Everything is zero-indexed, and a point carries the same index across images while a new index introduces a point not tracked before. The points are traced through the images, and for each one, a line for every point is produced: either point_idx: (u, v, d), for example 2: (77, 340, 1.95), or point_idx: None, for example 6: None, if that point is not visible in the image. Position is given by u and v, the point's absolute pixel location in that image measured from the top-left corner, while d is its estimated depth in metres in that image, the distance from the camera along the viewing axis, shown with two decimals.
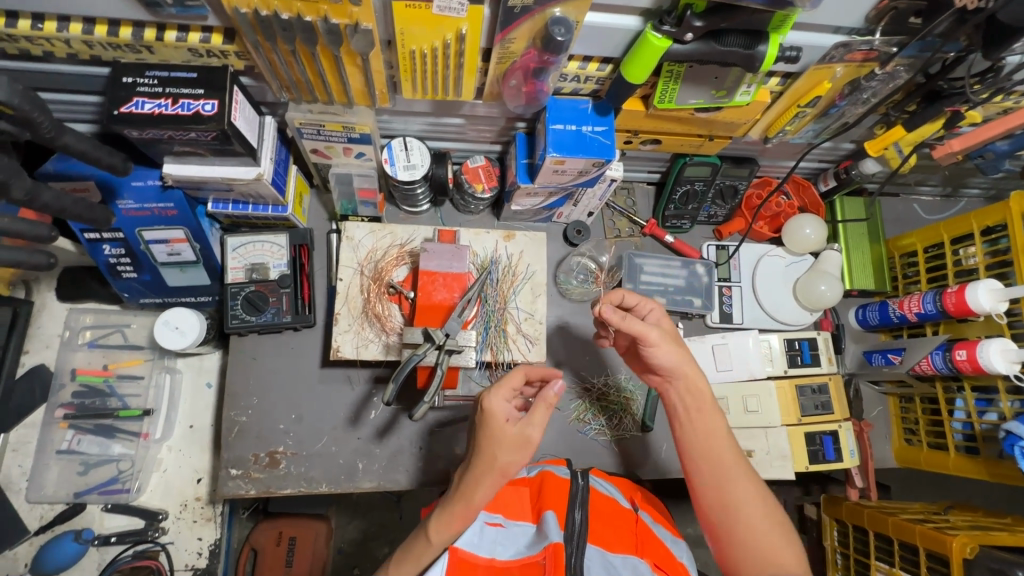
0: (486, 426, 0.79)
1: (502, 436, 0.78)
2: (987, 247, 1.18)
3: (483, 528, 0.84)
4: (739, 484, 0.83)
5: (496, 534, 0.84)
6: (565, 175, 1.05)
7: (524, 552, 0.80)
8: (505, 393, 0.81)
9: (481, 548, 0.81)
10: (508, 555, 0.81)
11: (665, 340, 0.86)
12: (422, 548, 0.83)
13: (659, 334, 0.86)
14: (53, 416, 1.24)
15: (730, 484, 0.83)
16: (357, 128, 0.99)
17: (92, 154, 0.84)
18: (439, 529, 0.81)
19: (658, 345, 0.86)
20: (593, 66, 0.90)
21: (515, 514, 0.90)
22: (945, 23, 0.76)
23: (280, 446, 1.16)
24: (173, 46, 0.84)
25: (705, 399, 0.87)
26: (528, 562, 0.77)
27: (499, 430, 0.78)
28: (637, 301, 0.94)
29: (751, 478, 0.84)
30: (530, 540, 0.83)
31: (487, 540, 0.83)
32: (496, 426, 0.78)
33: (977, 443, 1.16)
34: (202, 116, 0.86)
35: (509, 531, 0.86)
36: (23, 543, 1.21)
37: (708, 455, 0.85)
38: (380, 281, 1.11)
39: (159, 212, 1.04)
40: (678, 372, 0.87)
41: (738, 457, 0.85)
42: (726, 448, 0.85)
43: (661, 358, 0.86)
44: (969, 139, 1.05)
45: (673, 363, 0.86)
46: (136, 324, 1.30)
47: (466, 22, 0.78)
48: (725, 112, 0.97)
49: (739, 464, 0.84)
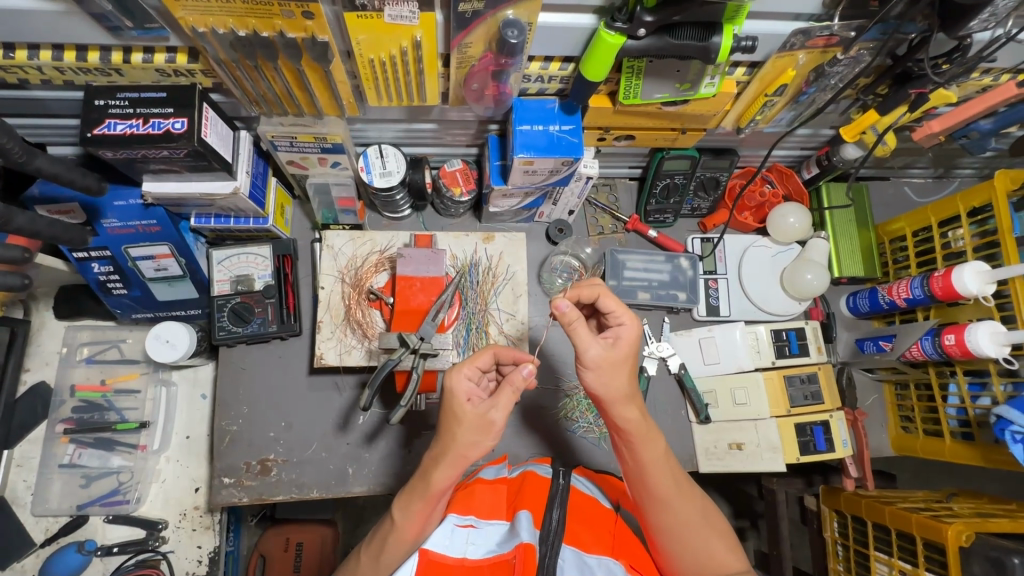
0: (446, 405, 0.77)
1: (462, 415, 0.76)
2: (975, 228, 1.16)
3: (455, 531, 0.84)
4: (679, 511, 0.82)
5: (468, 533, 0.84)
6: (537, 175, 1.06)
7: (496, 551, 0.80)
8: (467, 371, 0.80)
9: (452, 549, 0.81)
10: (479, 554, 0.81)
11: (605, 368, 0.77)
12: (388, 532, 0.82)
13: (600, 359, 0.77)
14: (54, 431, 1.28)
15: (670, 505, 0.82)
16: (329, 139, 1.00)
17: (66, 176, 0.87)
18: (404, 512, 0.80)
19: (593, 369, 0.78)
20: (555, 65, 0.91)
21: (489, 511, 0.88)
22: (900, 5, 0.76)
23: (271, 453, 1.17)
24: (141, 68, 0.87)
25: (639, 434, 0.81)
26: (498, 560, 0.77)
27: (460, 410, 0.76)
28: (612, 309, 0.82)
29: (693, 506, 0.83)
30: (502, 538, 0.82)
31: (459, 541, 0.83)
32: (456, 407, 0.76)
33: (972, 429, 1.14)
34: (173, 134, 0.88)
35: (482, 530, 0.85)
36: (30, 555, 1.25)
37: (646, 484, 0.82)
38: (360, 289, 1.12)
39: (143, 229, 1.06)
40: (606, 399, 0.79)
41: (680, 485, 0.83)
42: (667, 478, 0.82)
43: (593, 383, 0.79)
44: (949, 119, 1.02)
45: (607, 392, 0.79)
46: (131, 340, 1.33)
47: (420, 29, 0.79)
48: (692, 105, 0.96)
49: (680, 493, 0.83)
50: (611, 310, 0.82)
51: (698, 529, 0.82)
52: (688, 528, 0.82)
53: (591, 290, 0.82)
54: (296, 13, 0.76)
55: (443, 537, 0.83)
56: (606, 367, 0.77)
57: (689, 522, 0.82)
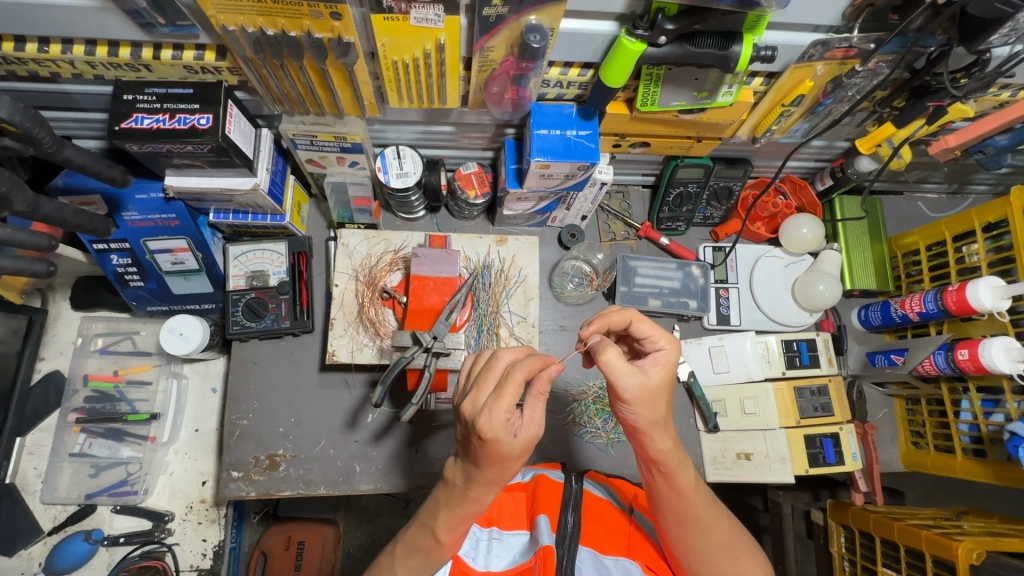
0: (489, 448, 0.69)
1: (513, 450, 0.69)
2: (989, 244, 1.15)
3: (480, 541, 0.87)
4: (707, 531, 0.83)
5: (492, 544, 0.86)
6: (552, 179, 1.07)
7: (517, 560, 0.82)
8: (504, 408, 0.68)
9: (477, 560, 0.83)
10: (503, 565, 0.82)
11: (643, 400, 0.75)
12: (430, 547, 0.80)
13: (637, 391, 0.75)
14: (65, 420, 1.29)
15: (697, 531, 0.82)
16: (348, 138, 1.02)
17: (93, 167, 0.89)
18: (449, 529, 0.78)
19: (631, 402, 0.75)
20: (574, 71, 0.92)
21: (511, 521, 0.91)
22: (921, 18, 0.76)
23: (280, 448, 1.18)
24: (170, 64, 0.89)
25: (672, 459, 0.80)
26: (521, 569, 0.79)
27: (510, 447, 0.69)
28: (647, 334, 0.81)
29: (721, 525, 0.84)
30: (524, 547, 0.84)
31: (483, 552, 0.85)
32: (505, 446, 0.69)
33: (984, 446, 1.13)
34: (198, 129, 0.89)
35: (505, 540, 0.87)
36: (38, 542, 1.25)
37: (674, 507, 0.82)
38: (373, 287, 1.13)
39: (163, 223, 1.09)
40: (640, 428, 0.79)
41: (709, 505, 0.84)
42: (697, 501, 0.82)
43: (630, 413, 0.77)
44: (965, 135, 1.03)
45: (641, 420, 0.78)
46: (145, 332, 1.35)
47: (445, 33, 0.80)
48: (709, 113, 0.97)
49: (709, 516, 0.83)
50: (645, 335, 0.81)
51: (725, 547, 0.83)
52: (717, 547, 0.82)
53: (622, 316, 0.82)
54: (324, 13, 0.77)
55: (469, 547, 0.86)
56: (645, 399, 0.75)
57: (716, 539, 0.83)
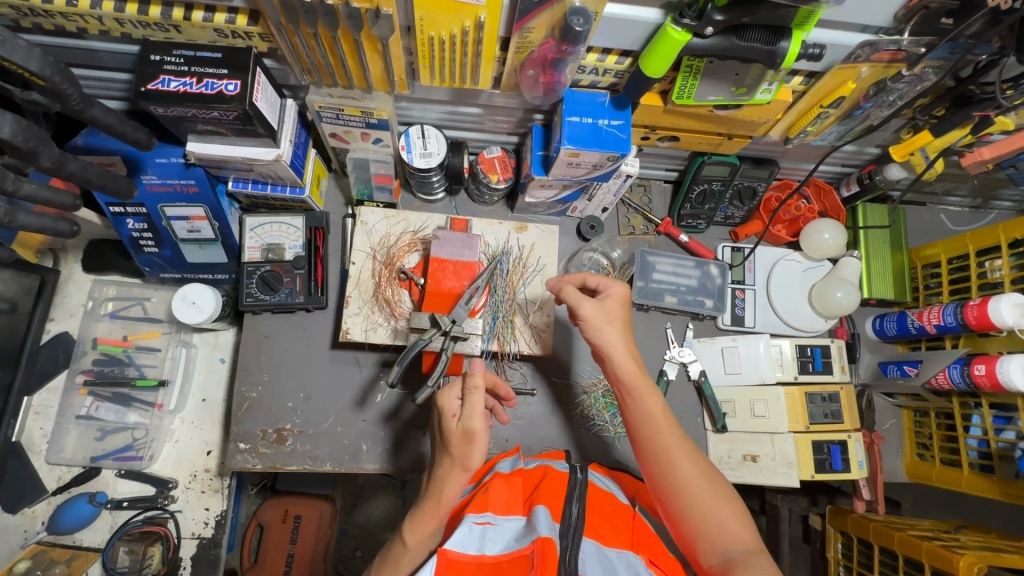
0: (439, 426, 0.83)
1: (448, 431, 0.81)
2: (1014, 260, 1.14)
3: (474, 528, 0.81)
4: (679, 468, 0.84)
5: (486, 531, 0.81)
6: (579, 168, 1.05)
7: (513, 547, 0.78)
8: (455, 388, 0.85)
9: (471, 546, 0.78)
10: (497, 550, 0.79)
11: (598, 319, 0.90)
12: (399, 552, 0.84)
13: (593, 311, 0.91)
14: (74, 381, 1.29)
15: (671, 468, 0.84)
16: (376, 114, 1.01)
17: (118, 128, 0.87)
18: (416, 530, 0.83)
19: (589, 322, 0.90)
20: (611, 59, 0.90)
21: (505, 507, 0.86)
22: (978, 24, 0.75)
23: (288, 423, 1.18)
24: (199, 26, 0.86)
25: (638, 386, 0.88)
26: (516, 556, 0.76)
27: (448, 427, 0.82)
28: (602, 282, 0.96)
29: (695, 463, 0.84)
30: (518, 534, 0.81)
31: (477, 537, 0.80)
32: (445, 423, 0.82)
33: (992, 461, 1.14)
34: (225, 95, 0.88)
35: (499, 526, 0.82)
36: (42, 501, 1.26)
37: (650, 443, 0.86)
38: (391, 267, 1.12)
39: (181, 189, 1.07)
40: (604, 352, 0.90)
41: (681, 441, 0.86)
42: (666, 434, 0.86)
43: (591, 337, 0.91)
44: (1001, 148, 1.00)
45: (603, 343, 0.90)
46: (155, 299, 1.34)
47: (485, 10, 0.78)
48: (745, 110, 0.95)
49: (682, 451, 0.85)
50: (598, 283, 0.96)
51: (700, 487, 0.82)
52: (692, 482, 0.82)
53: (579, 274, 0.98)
54: None
55: (463, 535, 0.80)
56: (600, 319, 0.90)
57: (690, 477, 0.83)
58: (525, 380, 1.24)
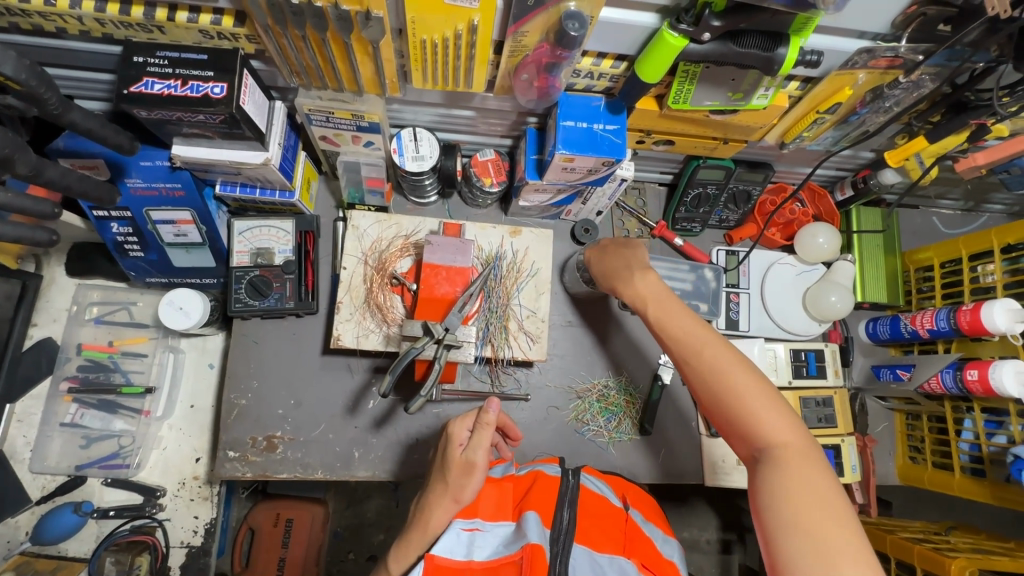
0: (446, 454, 0.87)
1: (451, 459, 0.85)
2: (1006, 265, 1.14)
3: (461, 535, 0.79)
4: (697, 361, 0.82)
5: (474, 537, 0.79)
6: (574, 172, 1.04)
7: (501, 552, 0.75)
8: (467, 422, 0.89)
9: (459, 551, 0.76)
10: (485, 555, 0.76)
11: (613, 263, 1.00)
12: None
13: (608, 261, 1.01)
14: (57, 388, 1.26)
15: (689, 363, 0.83)
16: (366, 117, 0.99)
17: (99, 132, 0.85)
18: (398, 561, 0.83)
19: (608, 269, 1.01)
20: (607, 63, 0.89)
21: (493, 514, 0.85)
22: (976, 32, 0.76)
23: (278, 430, 1.16)
24: (184, 27, 0.84)
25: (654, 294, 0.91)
26: (505, 561, 0.73)
27: (453, 455, 0.86)
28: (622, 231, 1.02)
29: (711, 354, 0.81)
30: (507, 540, 0.78)
31: (465, 544, 0.78)
32: (451, 452, 0.86)
33: (984, 465, 1.14)
34: (211, 98, 0.85)
35: (488, 532, 0.80)
36: (25, 511, 1.23)
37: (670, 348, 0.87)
38: (383, 272, 1.10)
39: (167, 192, 1.04)
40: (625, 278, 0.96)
41: (698, 335, 0.83)
42: (680, 331, 0.85)
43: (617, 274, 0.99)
44: (995, 153, 1.00)
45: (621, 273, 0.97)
46: (141, 303, 1.31)
47: (478, 13, 0.77)
48: (741, 115, 0.94)
49: (698, 344, 0.82)
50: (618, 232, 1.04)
51: (718, 376, 0.79)
52: (708, 374, 0.80)
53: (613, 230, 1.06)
54: None
55: (449, 544, 0.77)
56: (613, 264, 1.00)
57: (705, 368, 0.80)
58: (519, 386, 1.23)
